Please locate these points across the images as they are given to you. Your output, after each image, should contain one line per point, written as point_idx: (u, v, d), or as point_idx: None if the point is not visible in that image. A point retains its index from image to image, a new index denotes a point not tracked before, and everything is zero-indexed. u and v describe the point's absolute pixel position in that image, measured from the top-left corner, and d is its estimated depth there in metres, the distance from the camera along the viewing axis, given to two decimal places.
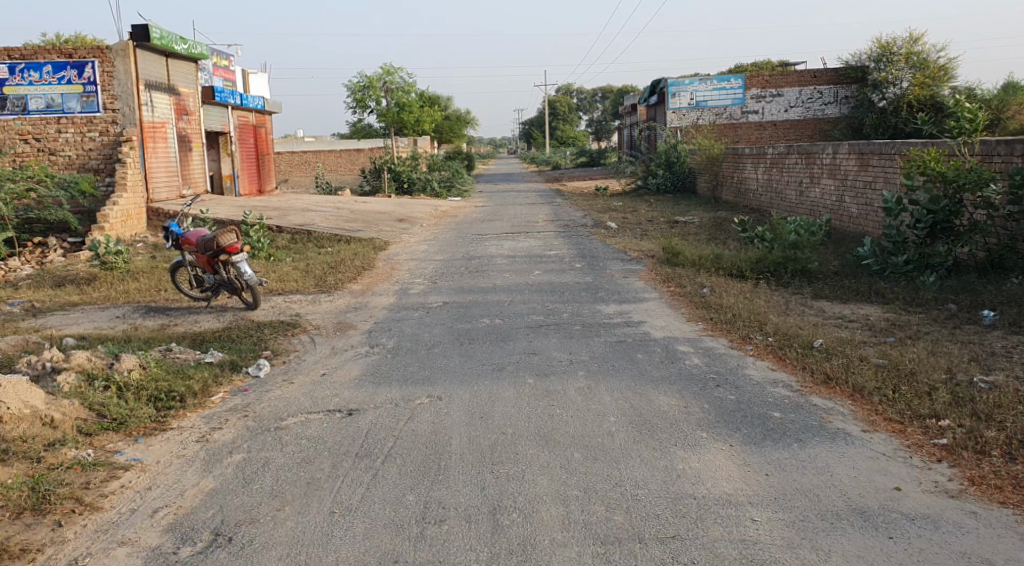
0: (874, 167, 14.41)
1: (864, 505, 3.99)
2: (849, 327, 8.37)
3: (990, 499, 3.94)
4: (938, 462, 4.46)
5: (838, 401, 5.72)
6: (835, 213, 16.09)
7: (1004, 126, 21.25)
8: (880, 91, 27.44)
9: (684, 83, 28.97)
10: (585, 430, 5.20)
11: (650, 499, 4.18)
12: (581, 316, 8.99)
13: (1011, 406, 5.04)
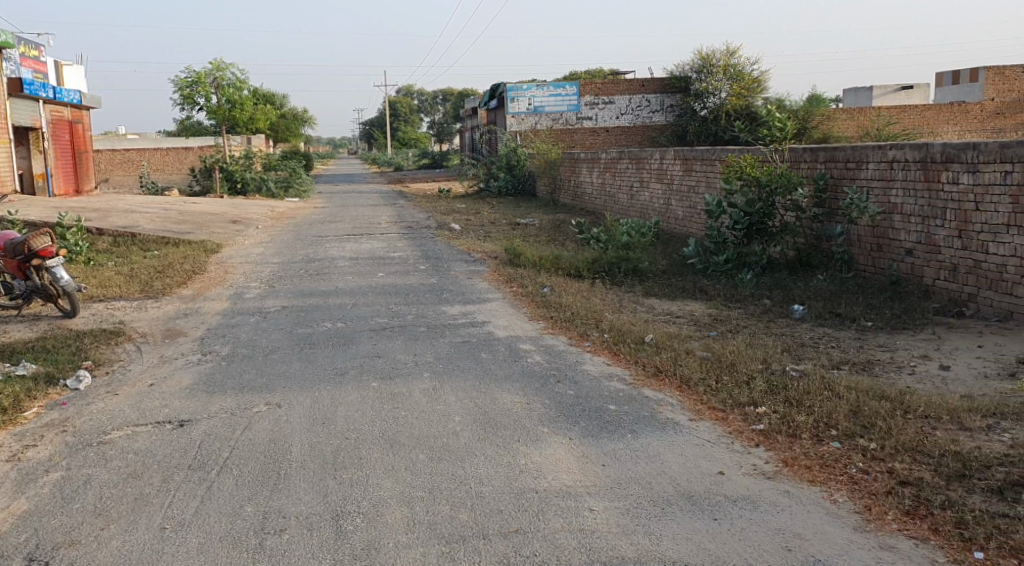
0: (697, 171, 15.31)
1: (691, 490, 4.24)
2: (677, 322, 8.87)
3: (801, 478, 4.30)
4: (756, 446, 4.82)
5: (668, 393, 6.04)
6: (663, 215, 16.96)
7: (808, 136, 23.19)
8: (702, 100, 29.17)
9: (523, 87, 29.68)
10: (429, 431, 5.22)
11: (494, 496, 4.25)
12: (424, 317, 9.00)
13: (818, 393, 5.51)
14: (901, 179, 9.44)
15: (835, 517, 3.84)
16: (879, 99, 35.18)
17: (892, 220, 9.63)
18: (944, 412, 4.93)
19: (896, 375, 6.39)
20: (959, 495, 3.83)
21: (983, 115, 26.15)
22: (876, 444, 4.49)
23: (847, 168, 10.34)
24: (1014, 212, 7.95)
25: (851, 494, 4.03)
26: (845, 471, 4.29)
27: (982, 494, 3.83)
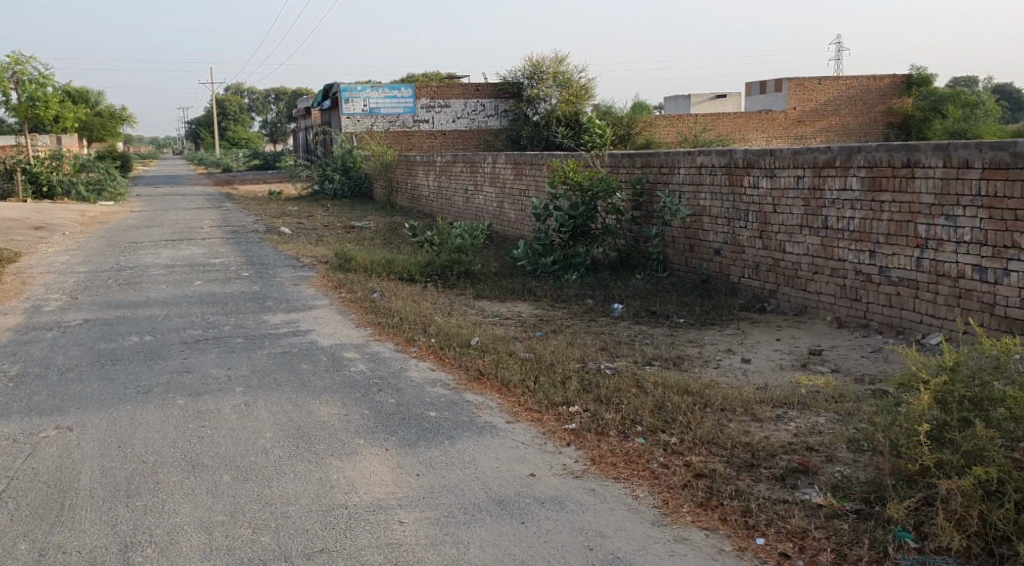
0: (527, 175, 15.58)
1: (501, 494, 4.27)
2: (505, 324, 8.96)
3: (607, 475, 4.42)
4: (567, 445, 4.92)
5: (487, 396, 6.08)
6: (497, 218, 17.15)
7: (632, 141, 24.23)
8: (534, 106, 29.80)
9: (357, 89, 29.24)
10: (237, 449, 4.97)
11: (300, 514, 4.10)
12: (243, 327, 8.61)
13: (628, 390, 5.71)
14: (709, 183, 10.00)
15: (635, 513, 3.97)
16: (698, 108, 37.33)
17: (702, 222, 10.18)
18: (739, 405, 5.25)
19: (703, 369, 6.74)
20: (746, 485, 4.06)
21: (787, 123, 28.32)
22: (677, 439, 4.70)
23: (662, 172, 10.83)
24: (805, 214, 8.59)
25: (652, 488, 4.19)
26: (647, 466, 4.45)
27: (767, 482, 4.10)
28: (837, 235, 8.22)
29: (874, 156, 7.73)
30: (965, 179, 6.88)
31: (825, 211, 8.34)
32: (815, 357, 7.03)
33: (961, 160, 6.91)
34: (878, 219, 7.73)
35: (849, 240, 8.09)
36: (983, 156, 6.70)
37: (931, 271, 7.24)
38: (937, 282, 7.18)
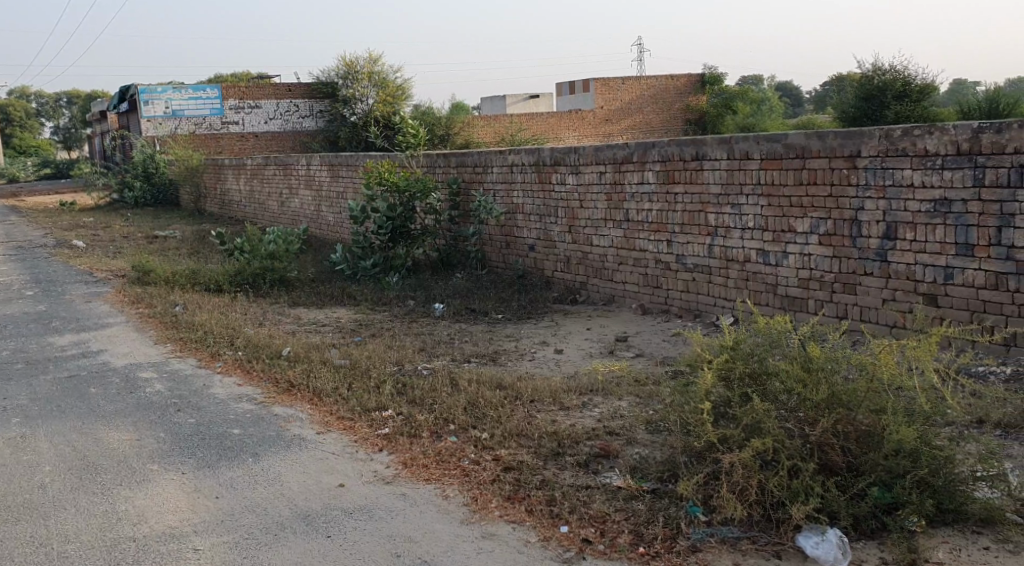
0: (343, 177, 15.23)
1: (307, 509, 4.10)
2: (321, 331, 8.68)
3: (417, 478, 4.36)
4: (378, 451, 4.80)
5: (297, 407, 5.84)
6: (314, 222, 16.67)
7: (451, 140, 24.51)
8: (350, 107, 29.21)
9: (157, 91, 27.44)
10: (9, 489, 4.48)
11: (80, 553, 3.74)
12: (23, 352, 7.82)
13: (441, 389, 5.68)
14: (520, 181, 10.17)
15: (444, 513, 3.93)
16: (512, 107, 38.07)
17: (515, 219, 10.35)
18: (548, 396, 5.34)
19: (518, 363, 6.82)
20: (552, 474, 4.13)
21: (596, 121, 29.44)
22: (487, 434, 4.71)
23: (475, 172, 10.90)
24: (609, 208, 8.92)
25: (462, 486, 4.17)
26: (458, 464, 4.42)
27: (572, 469, 4.18)
28: (638, 227, 8.60)
29: (667, 151, 8.13)
30: (747, 170, 7.38)
31: (626, 204, 8.70)
32: (622, 343, 7.31)
33: (741, 152, 7.40)
34: (673, 210, 8.15)
35: (648, 231, 8.48)
36: (761, 148, 7.22)
37: (721, 256, 7.72)
38: (727, 266, 7.68)
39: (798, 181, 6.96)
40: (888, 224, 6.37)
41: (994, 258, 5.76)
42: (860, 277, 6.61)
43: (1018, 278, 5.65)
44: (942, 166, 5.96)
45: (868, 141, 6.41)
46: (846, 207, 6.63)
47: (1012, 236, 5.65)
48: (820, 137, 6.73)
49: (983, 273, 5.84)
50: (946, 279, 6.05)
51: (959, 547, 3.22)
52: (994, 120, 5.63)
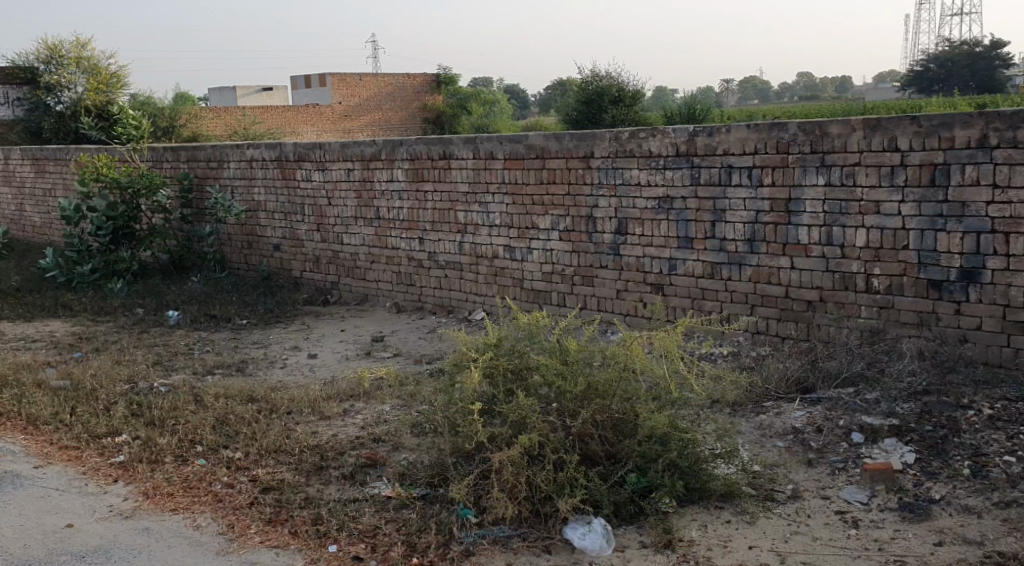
0: (50, 173, 13.54)
1: (29, 558, 3.55)
2: (32, 347, 7.61)
3: (162, 509, 3.94)
4: (113, 483, 4.28)
5: (8, 439, 5.05)
6: (16, 223, 14.68)
7: (177, 133, 22.26)
8: (54, 93, 22.59)
9: None
10: None
11: None
12: None
13: (184, 407, 5.18)
14: (261, 178, 9.64)
15: (196, 546, 3.58)
16: (244, 100, 36.20)
17: (258, 217, 9.82)
18: (306, 405, 5.09)
19: (269, 372, 6.45)
20: (316, 490, 3.93)
21: (335, 117, 28.79)
22: (241, 453, 4.38)
23: (210, 167, 10.16)
24: (358, 206, 8.73)
25: (216, 513, 3.83)
26: (209, 490, 4.06)
27: (337, 483, 4.02)
28: (389, 224, 8.51)
29: (414, 149, 8.10)
30: (491, 169, 7.54)
31: (375, 203, 8.56)
32: (377, 344, 7.18)
33: (486, 152, 7.55)
34: (423, 208, 8.16)
35: (399, 229, 8.43)
36: (504, 148, 7.41)
37: (471, 253, 7.86)
38: (476, 262, 7.84)
39: (540, 179, 7.23)
40: (620, 220, 6.80)
41: (710, 250, 6.35)
42: (597, 270, 7.03)
43: (730, 268, 6.27)
44: (665, 166, 6.47)
45: (600, 143, 6.80)
46: (584, 204, 6.99)
47: (725, 230, 6.24)
48: (558, 138, 7.03)
49: (702, 264, 6.41)
50: (671, 270, 6.59)
51: (706, 523, 3.48)
52: (706, 125, 6.17)
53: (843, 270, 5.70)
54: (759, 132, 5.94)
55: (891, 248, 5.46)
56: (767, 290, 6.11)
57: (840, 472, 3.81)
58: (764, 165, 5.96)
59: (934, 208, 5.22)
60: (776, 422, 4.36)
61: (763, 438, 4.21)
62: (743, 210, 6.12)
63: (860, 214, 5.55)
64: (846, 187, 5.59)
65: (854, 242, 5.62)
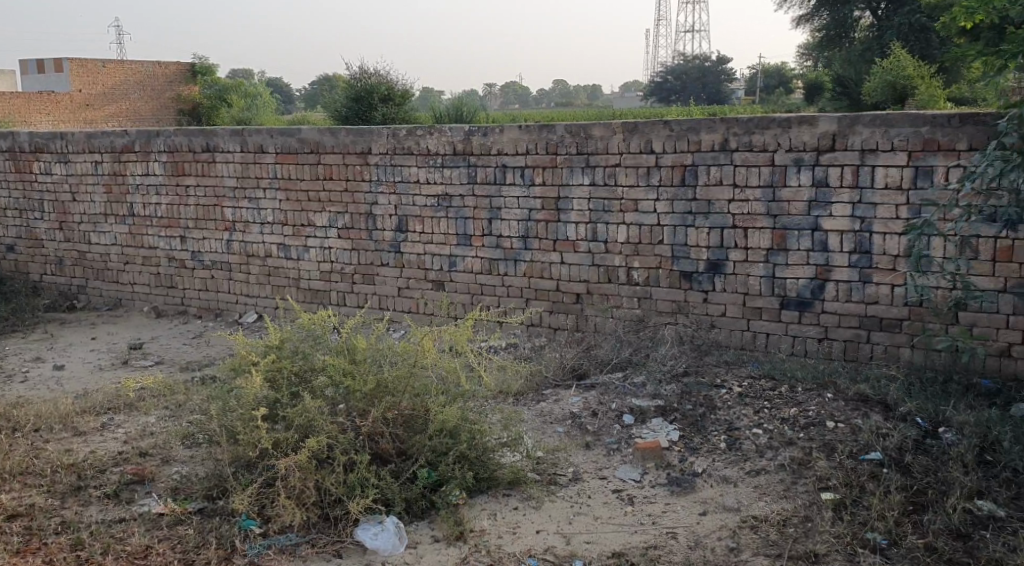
0: None
1: None
2: None
3: None
4: None
5: None
6: None
7: None
8: None
9: None
10: None
11: None
12: None
13: None
14: None
15: None
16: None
17: None
18: (57, 421, 4.60)
19: (7, 386, 5.74)
20: (74, 513, 3.56)
21: None
22: None
23: None
24: (109, 203, 8.02)
25: None
26: None
27: (98, 504, 3.66)
28: (145, 222, 7.91)
29: (173, 140, 7.56)
30: (262, 164, 7.25)
31: (130, 198, 7.91)
32: (137, 351, 6.63)
33: (255, 145, 7.24)
34: (185, 205, 7.67)
35: (158, 227, 7.86)
36: (275, 142, 7.15)
37: (240, 252, 7.55)
38: (247, 262, 7.55)
39: (314, 175, 7.07)
40: (399, 218, 6.85)
41: (486, 247, 6.53)
42: (377, 268, 7.03)
43: (506, 264, 6.48)
44: (442, 164, 6.57)
45: (377, 140, 6.77)
46: (362, 201, 6.95)
47: (500, 227, 6.44)
48: (333, 134, 6.91)
49: (479, 260, 6.58)
50: (451, 267, 6.71)
51: (495, 511, 3.56)
52: (481, 125, 6.33)
53: (608, 264, 6.07)
54: (530, 132, 6.17)
55: (649, 243, 5.88)
56: (540, 284, 6.37)
57: (615, 452, 4.05)
58: (535, 165, 6.21)
59: (685, 206, 5.70)
60: (556, 408, 4.56)
61: (545, 424, 4.39)
62: (517, 208, 6.34)
63: (621, 212, 5.94)
64: (608, 186, 5.96)
65: (617, 238, 5.99)
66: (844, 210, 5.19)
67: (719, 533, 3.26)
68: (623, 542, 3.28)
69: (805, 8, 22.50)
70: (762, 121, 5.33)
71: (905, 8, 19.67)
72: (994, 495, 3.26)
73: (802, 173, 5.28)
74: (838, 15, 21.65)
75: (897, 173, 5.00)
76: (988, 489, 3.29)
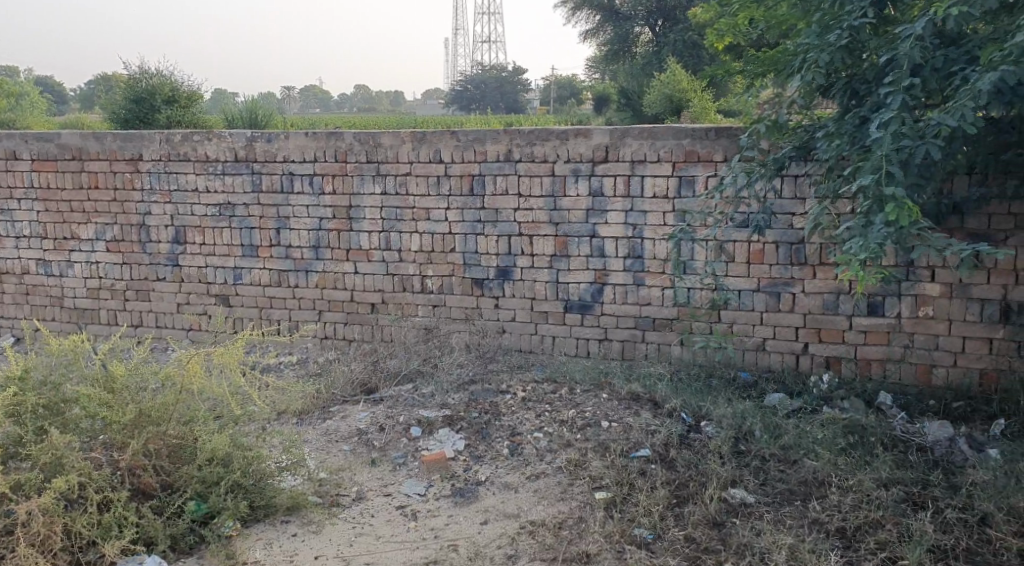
0: None
1: None
2: None
3: None
4: None
5: None
6: None
7: None
8: None
9: None
10: None
11: None
12: None
13: None
14: None
15: None
16: None
17: None
18: None
19: None
20: None
21: None
22: None
23: None
24: None
25: None
26: None
27: None
28: None
29: None
30: (16, 171, 6.65)
31: None
32: None
33: (8, 151, 6.64)
34: None
35: None
36: (30, 148, 6.57)
37: None
38: (2, 280, 6.94)
39: (77, 184, 6.54)
40: (176, 229, 6.43)
41: (276, 258, 6.27)
42: (152, 283, 6.58)
43: (296, 275, 6.24)
44: (223, 172, 6.26)
45: (149, 146, 6.34)
46: (133, 212, 6.48)
47: (289, 237, 6.21)
48: (97, 138, 6.40)
49: (268, 272, 6.31)
50: (236, 279, 6.39)
51: (272, 540, 3.39)
52: (264, 131, 6.09)
53: (402, 273, 6.00)
54: (317, 140, 6.01)
55: (441, 251, 5.89)
56: (332, 295, 6.20)
57: (400, 467, 3.99)
58: (324, 173, 6.04)
59: (474, 214, 5.76)
60: (342, 425, 4.43)
61: (329, 443, 4.25)
62: (307, 217, 6.14)
63: (413, 220, 5.91)
64: (399, 195, 5.90)
65: (410, 246, 5.95)
66: (618, 217, 5.46)
67: (499, 541, 3.30)
68: (404, 560, 3.23)
69: (591, 24, 23.61)
70: (542, 132, 5.50)
71: (678, 28, 21.17)
72: (746, 482, 3.53)
73: (580, 183, 5.50)
74: (620, 31, 22.92)
75: (663, 182, 5.33)
76: (741, 477, 3.57)
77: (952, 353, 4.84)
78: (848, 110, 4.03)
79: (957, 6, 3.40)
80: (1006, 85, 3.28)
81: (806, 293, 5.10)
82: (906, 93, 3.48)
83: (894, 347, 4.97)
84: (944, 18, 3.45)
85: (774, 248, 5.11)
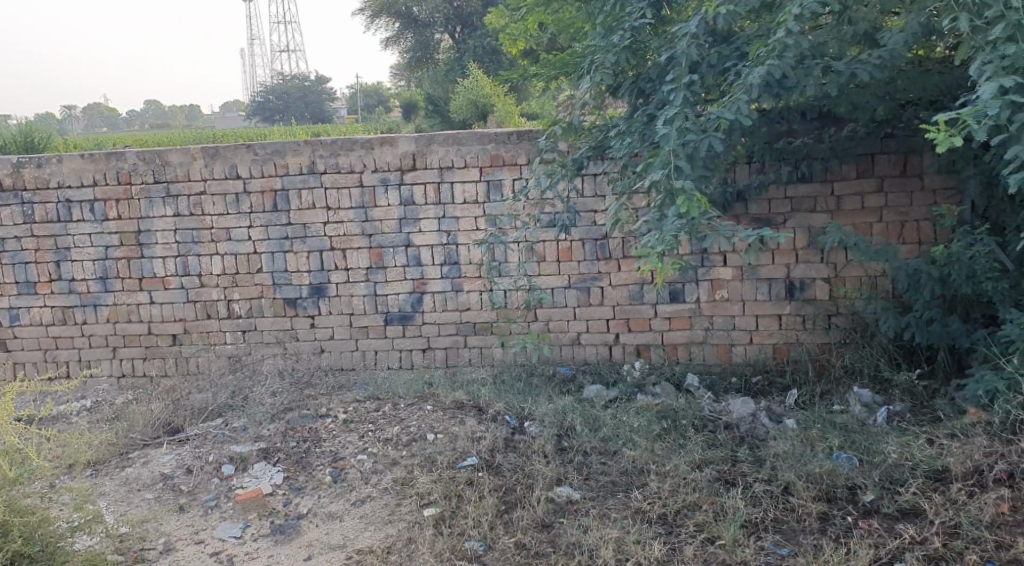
0: None
1: None
2: None
3: None
4: None
5: None
6: None
7: None
8: None
9: None
10: None
11: None
12: None
13: None
14: None
15: None
16: None
17: None
18: None
19: None
20: None
21: None
22: None
23: None
24: None
25: None
26: None
27: None
28: None
29: None
30: None
31: None
32: None
33: None
34: None
35: None
36: None
37: None
38: None
39: None
40: None
41: (58, 293, 5.68)
42: None
43: (84, 310, 5.69)
44: None
45: None
46: None
47: (71, 270, 5.65)
48: None
49: (49, 309, 5.71)
50: (13, 320, 5.75)
51: None
52: (32, 155, 5.51)
53: (205, 299, 5.61)
54: (94, 161, 5.50)
55: (247, 272, 5.56)
56: (127, 329, 5.69)
57: (212, 510, 3.73)
58: (106, 197, 5.55)
59: (279, 232, 5.48)
60: (144, 472, 4.06)
61: (130, 493, 3.90)
62: (90, 246, 5.61)
63: (212, 241, 5.54)
64: (194, 216, 5.52)
65: (211, 270, 5.57)
66: (431, 224, 5.39)
67: None
68: None
69: (390, 30, 23.40)
70: (345, 143, 5.34)
71: (477, 32, 21.39)
72: (570, 480, 3.57)
73: (390, 192, 5.38)
74: (420, 36, 22.88)
75: (472, 188, 5.31)
76: (565, 475, 3.60)
77: (749, 331, 5.16)
78: (637, 109, 4.19)
79: (725, 5, 3.60)
80: (773, 80, 3.52)
81: (613, 286, 5.26)
82: (686, 90, 3.66)
83: (696, 330, 5.22)
84: (715, 17, 3.65)
85: (580, 245, 5.23)
